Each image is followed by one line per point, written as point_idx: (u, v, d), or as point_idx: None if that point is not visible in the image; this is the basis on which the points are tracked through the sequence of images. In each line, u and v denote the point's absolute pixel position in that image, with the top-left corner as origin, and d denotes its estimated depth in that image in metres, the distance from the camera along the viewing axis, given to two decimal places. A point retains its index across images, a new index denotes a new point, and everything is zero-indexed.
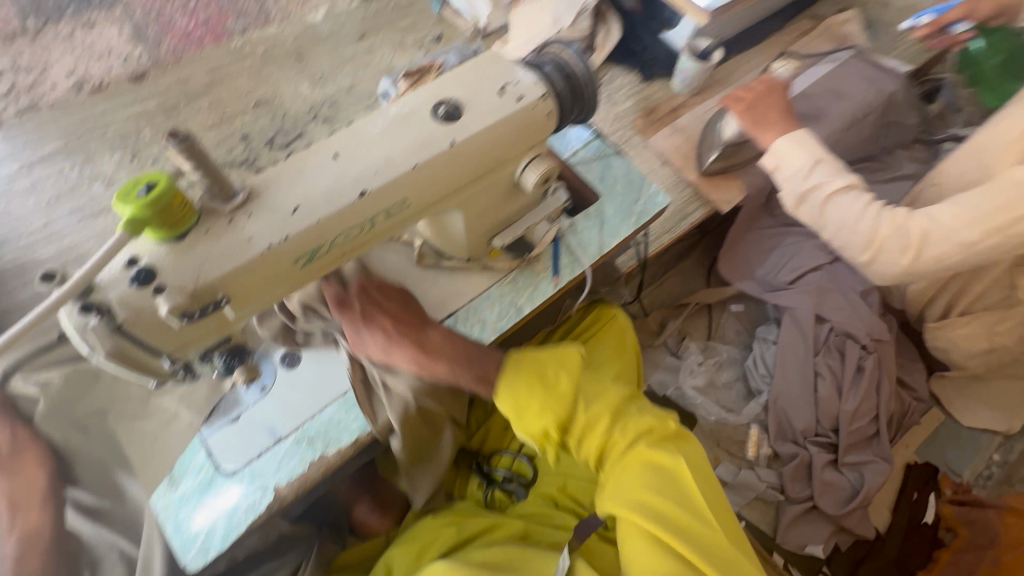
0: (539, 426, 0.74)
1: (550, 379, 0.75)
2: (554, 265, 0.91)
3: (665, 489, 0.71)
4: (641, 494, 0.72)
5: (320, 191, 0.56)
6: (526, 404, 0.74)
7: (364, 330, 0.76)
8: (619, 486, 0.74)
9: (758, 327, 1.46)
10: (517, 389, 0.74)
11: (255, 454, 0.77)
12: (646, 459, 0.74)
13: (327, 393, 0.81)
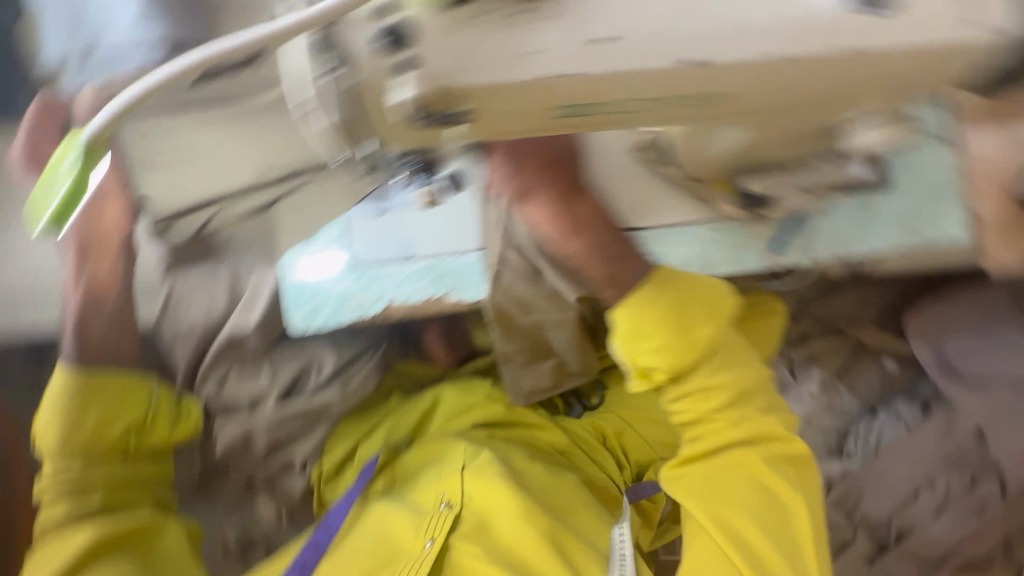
0: (649, 359, 0.62)
1: (692, 326, 0.62)
2: (777, 239, 0.76)
3: (760, 513, 0.65)
4: (730, 503, 0.65)
5: (667, 15, 0.33)
6: (648, 330, 0.61)
7: (506, 176, 0.56)
8: (706, 477, 0.67)
9: (897, 398, 1.24)
10: (649, 310, 0.61)
11: (382, 258, 0.75)
12: (753, 472, 0.66)
13: (471, 240, 0.74)
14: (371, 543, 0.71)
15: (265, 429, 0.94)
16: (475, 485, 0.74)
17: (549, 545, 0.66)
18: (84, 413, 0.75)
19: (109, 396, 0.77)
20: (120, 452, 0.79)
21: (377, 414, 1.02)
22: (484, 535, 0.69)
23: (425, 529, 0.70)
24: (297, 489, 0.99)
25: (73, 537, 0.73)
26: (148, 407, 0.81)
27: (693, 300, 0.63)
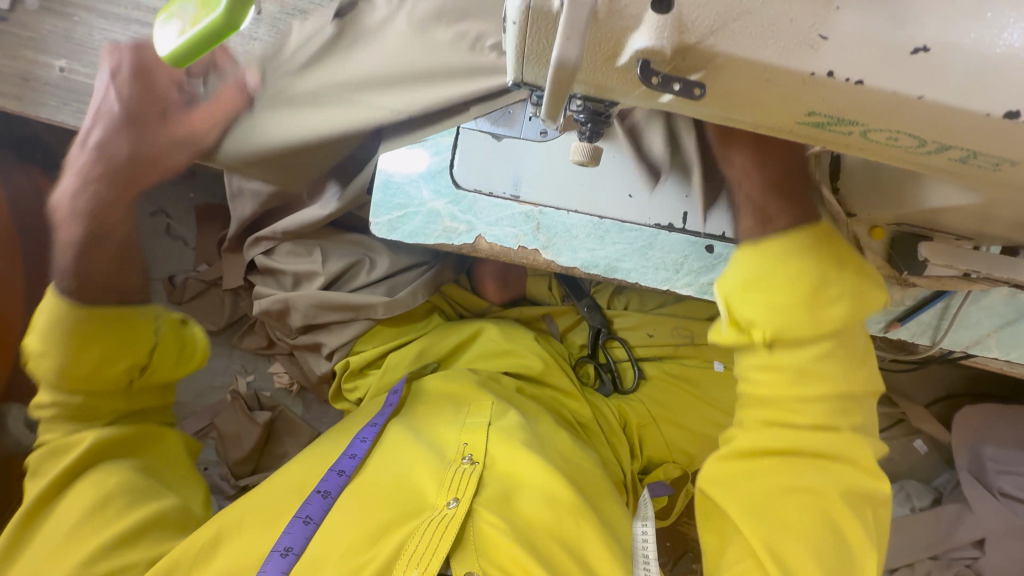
0: (754, 317, 0.51)
1: (824, 292, 0.51)
2: (909, 309, 0.68)
3: (827, 553, 0.51)
4: (790, 527, 0.52)
5: (967, 50, 0.30)
6: (774, 281, 0.50)
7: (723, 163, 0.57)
8: (763, 488, 0.53)
9: (912, 481, 1.20)
10: (778, 260, 0.50)
11: (486, 189, 0.67)
12: (825, 502, 0.52)
13: (586, 203, 0.67)
14: (391, 485, 0.65)
15: (303, 307, 0.92)
16: (502, 447, 0.70)
17: (574, 539, 0.62)
18: (81, 350, 0.62)
19: (110, 325, 0.63)
20: (121, 386, 0.66)
21: (413, 329, 0.98)
22: (506, 504, 0.64)
23: (447, 484, 0.65)
24: (318, 370, 0.99)
25: (70, 454, 0.63)
26: (154, 337, 0.67)
27: (830, 280, 0.51)
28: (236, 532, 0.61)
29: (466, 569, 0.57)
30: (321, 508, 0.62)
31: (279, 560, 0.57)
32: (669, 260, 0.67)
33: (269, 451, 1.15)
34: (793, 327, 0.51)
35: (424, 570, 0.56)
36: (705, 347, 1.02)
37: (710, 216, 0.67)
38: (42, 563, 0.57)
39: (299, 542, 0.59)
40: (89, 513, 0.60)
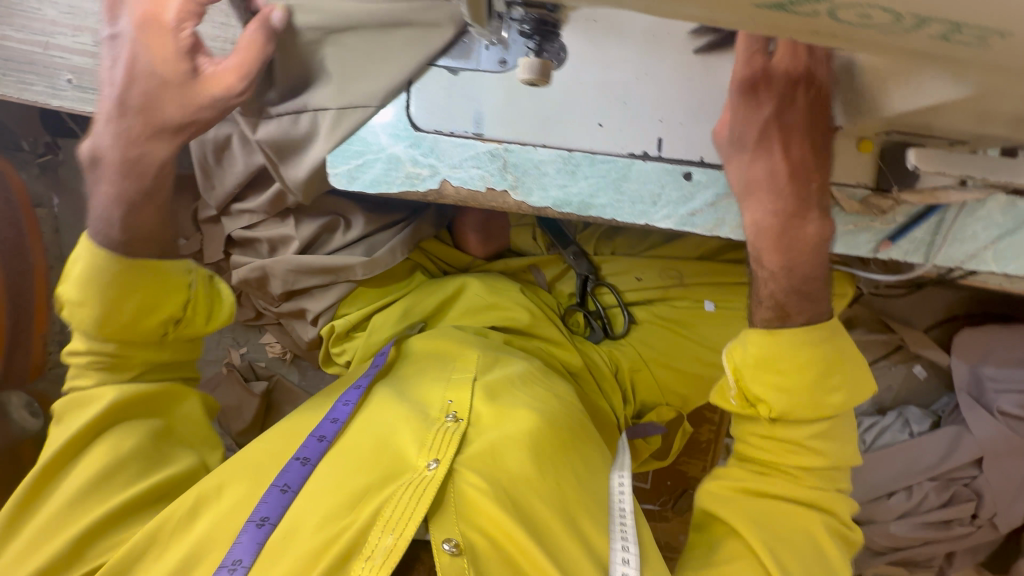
0: (765, 389, 0.61)
1: (828, 379, 0.60)
2: (900, 227, 0.64)
3: (812, 565, 0.58)
4: (787, 537, 0.59)
5: None
6: (780, 358, 0.59)
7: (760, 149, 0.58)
8: (763, 507, 0.62)
9: (912, 407, 1.20)
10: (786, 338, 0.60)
11: (448, 129, 0.63)
12: (815, 531, 0.60)
13: (554, 135, 0.63)
14: (373, 449, 0.62)
15: (281, 273, 0.89)
16: (487, 404, 0.68)
17: (555, 496, 0.61)
18: (118, 303, 0.64)
19: (154, 286, 0.65)
20: (156, 339, 0.68)
21: (394, 288, 0.95)
22: (490, 463, 0.62)
23: (429, 445, 0.62)
24: (306, 337, 0.97)
25: (95, 406, 0.64)
26: (187, 294, 0.68)
27: (829, 358, 0.60)
28: (216, 497, 0.59)
29: (446, 535, 0.55)
30: (301, 474, 0.60)
31: (254, 530, 0.55)
32: (645, 192, 0.63)
33: (270, 419, 1.17)
34: (799, 409, 0.60)
35: (400, 535, 0.54)
36: (693, 287, 0.98)
37: (686, 141, 0.63)
38: (39, 526, 0.57)
39: (276, 512, 0.57)
40: (97, 480, 0.60)
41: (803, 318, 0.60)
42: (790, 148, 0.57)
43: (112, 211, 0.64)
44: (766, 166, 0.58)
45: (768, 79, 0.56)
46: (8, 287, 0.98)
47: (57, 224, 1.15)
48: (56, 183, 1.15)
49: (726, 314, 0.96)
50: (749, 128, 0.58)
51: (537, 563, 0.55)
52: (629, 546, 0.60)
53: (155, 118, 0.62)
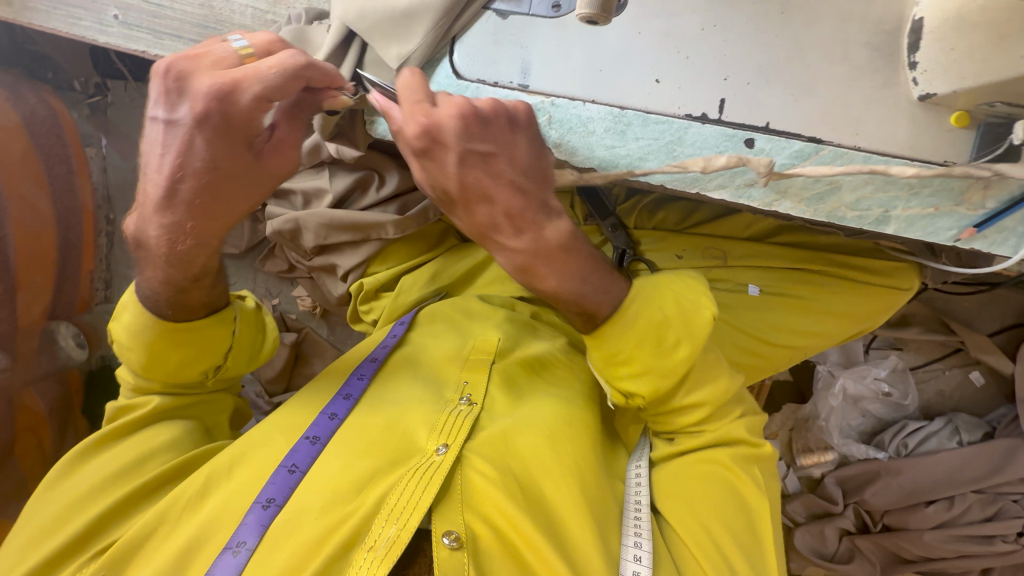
0: (627, 384, 0.61)
1: (667, 340, 0.59)
2: (990, 214, 0.56)
3: (733, 512, 0.59)
4: (704, 495, 0.60)
5: None
6: (618, 353, 0.59)
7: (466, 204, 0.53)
8: (676, 475, 0.62)
9: (964, 414, 1.12)
10: (625, 345, 0.58)
11: (493, 80, 0.61)
12: (725, 468, 0.62)
13: (603, 89, 0.59)
14: (382, 429, 0.60)
15: (313, 227, 0.88)
16: (505, 393, 0.66)
17: (567, 483, 0.58)
18: (162, 356, 0.64)
19: (181, 340, 0.64)
20: (197, 383, 0.69)
21: (423, 252, 0.91)
22: (504, 452, 0.59)
23: (440, 429, 0.60)
24: (335, 293, 0.97)
25: (140, 408, 0.66)
26: (229, 341, 0.68)
27: (661, 320, 0.59)
28: (224, 478, 0.58)
29: (448, 527, 0.54)
30: (309, 455, 0.59)
31: (260, 512, 0.54)
32: (701, 158, 0.57)
33: (299, 370, 1.19)
34: (658, 383, 0.60)
35: (404, 525, 0.52)
36: (738, 269, 0.87)
37: (751, 104, 0.57)
38: (73, 499, 0.59)
39: (283, 493, 0.55)
40: (126, 466, 0.62)
41: (614, 295, 0.59)
42: (494, 179, 0.52)
43: (169, 294, 0.62)
44: (482, 203, 0.52)
45: (440, 126, 0.50)
46: (60, 223, 1.02)
47: (105, 164, 1.20)
48: (105, 125, 1.19)
49: (774, 300, 0.86)
50: (449, 177, 0.52)
51: (547, 560, 0.53)
52: (642, 542, 0.57)
53: (219, 214, 0.58)
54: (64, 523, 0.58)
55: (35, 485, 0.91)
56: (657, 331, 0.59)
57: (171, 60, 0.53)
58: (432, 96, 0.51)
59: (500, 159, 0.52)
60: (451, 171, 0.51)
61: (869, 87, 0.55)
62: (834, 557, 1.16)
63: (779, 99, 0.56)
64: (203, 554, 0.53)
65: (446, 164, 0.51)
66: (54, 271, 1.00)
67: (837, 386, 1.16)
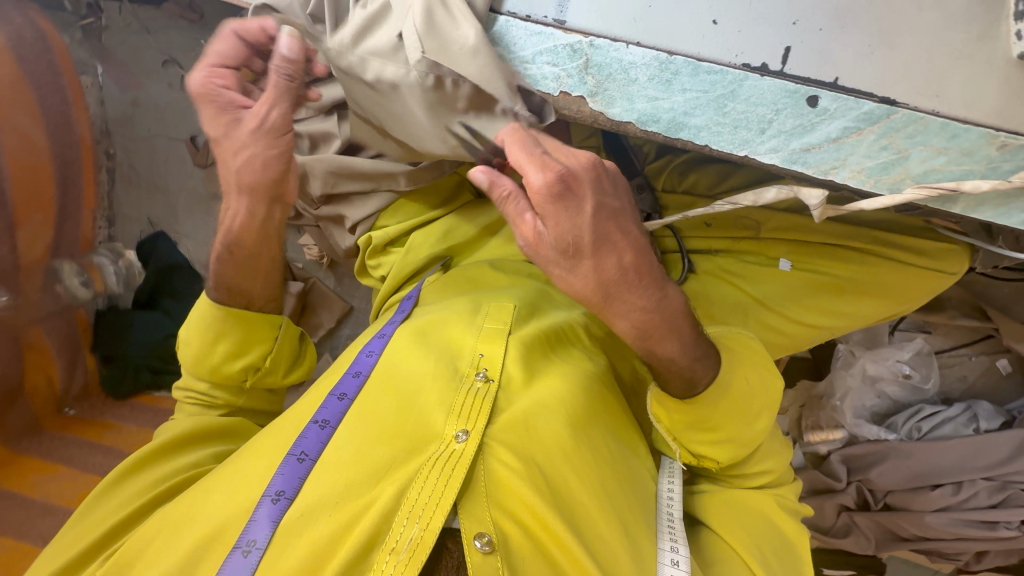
0: (704, 449, 0.62)
1: (752, 411, 0.62)
2: None
3: (772, 551, 0.61)
4: (748, 524, 0.63)
5: None
6: (703, 420, 0.60)
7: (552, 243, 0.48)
8: (735, 503, 0.65)
9: (984, 401, 1.10)
10: (712, 409, 0.59)
11: (524, 14, 0.55)
12: (774, 512, 0.65)
13: (649, 29, 0.52)
14: (396, 412, 0.57)
15: (320, 174, 0.82)
16: (522, 368, 0.62)
17: (596, 481, 0.57)
18: (212, 343, 0.69)
19: (233, 331, 0.69)
20: (236, 384, 0.71)
21: (437, 205, 0.85)
22: (522, 435, 0.57)
23: (458, 412, 0.57)
24: (343, 245, 0.92)
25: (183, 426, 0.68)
26: (270, 346, 0.72)
27: (735, 397, 0.61)
28: (233, 470, 0.57)
29: (478, 528, 0.51)
30: (318, 441, 0.56)
31: (270, 506, 0.51)
32: (754, 116, 0.52)
33: (306, 320, 1.17)
34: (735, 451, 0.62)
35: (426, 526, 0.50)
36: (767, 241, 0.83)
37: (820, 54, 0.49)
38: (117, 501, 0.61)
39: (292, 485, 0.53)
40: (152, 483, 0.62)
41: (706, 375, 0.59)
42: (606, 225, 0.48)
43: (227, 281, 0.70)
44: (556, 265, 0.49)
45: (573, 173, 0.46)
46: (57, 157, 0.97)
47: (102, 96, 1.10)
48: (100, 51, 1.10)
49: (808, 276, 0.81)
50: (531, 230, 0.48)
51: (576, 558, 0.52)
52: (678, 547, 0.58)
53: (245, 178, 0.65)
54: (94, 529, 0.58)
55: (45, 420, 0.89)
56: (742, 409, 0.61)
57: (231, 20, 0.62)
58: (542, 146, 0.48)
59: (583, 212, 0.47)
60: (532, 224, 0.48)
61: (962, 40, 0.48)
62: (830, 530, 1.17)
63: (852, 48, 0.49)
64: (208, 559, 0.51)
65: (535, 216, 0.48)
66: (53, 207, 0.95)
67: (856, 366, 1.14)
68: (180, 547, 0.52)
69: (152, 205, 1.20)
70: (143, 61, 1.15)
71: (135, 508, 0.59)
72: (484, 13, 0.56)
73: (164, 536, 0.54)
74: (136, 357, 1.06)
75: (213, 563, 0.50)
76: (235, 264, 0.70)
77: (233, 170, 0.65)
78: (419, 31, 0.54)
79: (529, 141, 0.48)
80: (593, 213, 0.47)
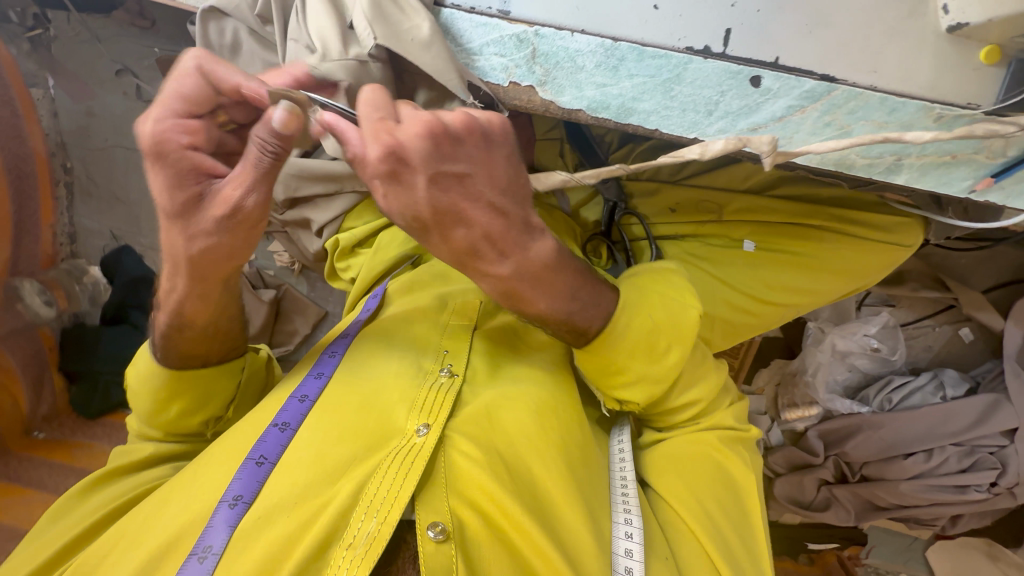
0: (620, 392, 0.61)
1: (659, 347, 0.60)
2: (1011, 162, 0.52)
3: (745, 521, 0.62)
4: (719, 497, 0.62)
5: None
6: (611, 365, 0.59)
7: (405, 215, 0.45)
8: (712, 478, 0.63)
9: (950, 370, 1.13)
10: (613, 353, 0.58)
11: (469, 7, 0.55)
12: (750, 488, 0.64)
13: (591, 16, 0.52)
14: (359, 409, 0.57)
15: (283, 178, 0.81)
16: (486, 362, 0.64)
17: (556, 465, 0.57)
18: (167, 404, 0.63)
19: (186, 386, 0.63)
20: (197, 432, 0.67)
21: None
22: (486, 428, 0.58)
23: (420, 407, 0.58)
24: (311, 249, 0.90)
25: (136, 452, 0.66)
26: (234, 390, 0.67)
27: (634, 341, 0.58)
28: (191, 478, 0.56)
29: (433, 518, 0.51)
30: (278, 444, 0.56)
31: (227, 511, 0.51)
32: (701, 98, 0.52)
33: (281, 328, 1.16)
34: (652, 390, 0.61)
35: (384, 520, 0.50)
36: (730, 223, 0.84)
37: (759, 35, 0.50)
38: (70, 522, 0.59)
39: (251, 489, 0.52)
40: (104, 501, 0.60)
41: (598, 319, 0.56)
42: (472, 201, 0.45)
43: (179, 347, 0.62)
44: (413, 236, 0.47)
45: (405, 144, 0.41)
46: (10, 171, 0.94)
47: (55, 108, 1.10)
48: (49, 63, 1.08)
49: (769, 257, 0.83)
50: (392, 203, 0.44)
51: (535, 542, 0.52)
52: (632, 519, 0.58)
53: (203, 265, 0.56)
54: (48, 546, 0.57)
55: (12, 443, 0.88)
56: (650, 350, 0.59)
57: (194, 57, 0.50)
58: (396, 109, 0.43)
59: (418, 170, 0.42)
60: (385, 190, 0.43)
61: (894, 16, 0.49)
62: (811, 505, 1.19)
63: (791, 29, 0.50)
64: (168, 563, 0.49)
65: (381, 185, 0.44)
66: (9, 224, 0.93)
67: (826, 342, 1.16)
68: (136, 556, 0.51)
69: (115, 218, 1.17)
70: (96, 71, 1.11)
71: (80, 531, 0.57)
72: (430, 4, 0.55)
73: (121, 550, 0.52)
74: (104, 373, 1.01)
75: (169, 572, 0.49)
76: (187, 338, 0.62)
77: (186, 252, 0.54)
78: (368, 18, 0.54)
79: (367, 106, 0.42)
80: (430, 185, 0.43)
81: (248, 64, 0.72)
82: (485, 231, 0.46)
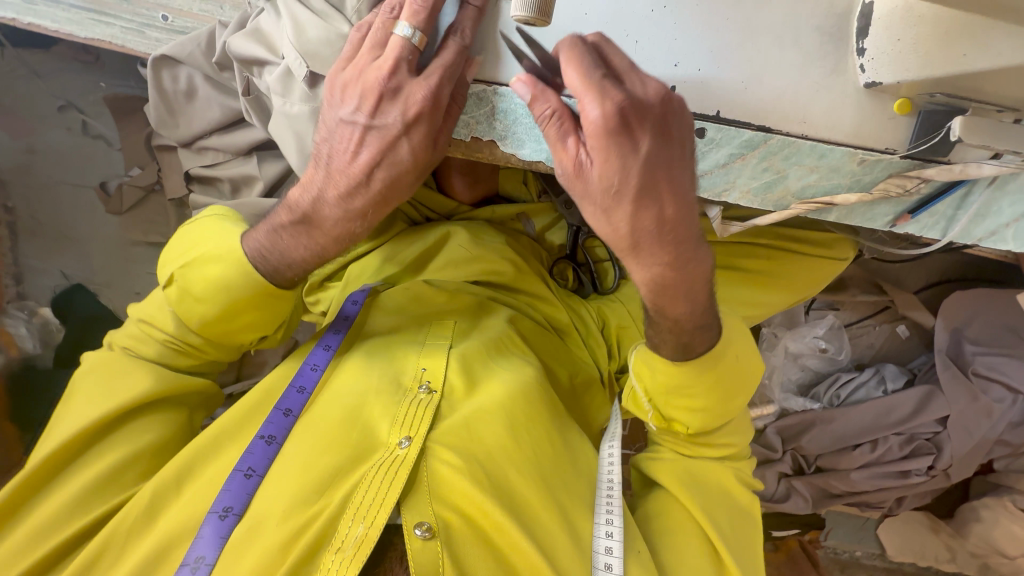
0: (676, 411, 0.65)
1: (731, 389, 0.64)
2: (924, 200, 0.58)
3: (726, 510, 0.66)
4: (709, 489, 0.66)
5: None
6: (684, 388, 0.63)
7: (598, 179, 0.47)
8: (702, 473, 0.68)
9: (889, 364, 1.23)
10: (695, 381, 0.62)
11: None
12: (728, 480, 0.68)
13: None
14: (343, 423, 0.60)
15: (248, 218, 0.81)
16: (463, 378, 0.66)
17: (532, 469, 0.60)
18: (237, 317, 0.62)
19: (272, 305, 0.62)
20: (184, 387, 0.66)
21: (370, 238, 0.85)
22: (465, 438, 0.60)
23: (402, 421, 0.61)
24: None
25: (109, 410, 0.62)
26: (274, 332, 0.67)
27: (728, 374, 0.63)
28: (176, 490, 0.58)
29: (419, 518, 0.55)
30: (265, 456, 0.59)
31: (217, 523, 0.55)
32: None
33: (248, 360, 1.13)
34: (710, 422, 0.65)
35: (371, 523, 0.53)
36: None
37: (701, 91, 0.54)
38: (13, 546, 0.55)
39: (241, 500, 0.56)
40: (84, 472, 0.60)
41: (706, 341, 0.61)
42: (670, 186, 0.47)
43: (295, 241, 0.59)
44: (594, 201, 0.48)
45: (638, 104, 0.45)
46: None
47: None
48: None
49: (729, 277, 0.87)
50: (568, 158, 0.48)
51: (513, 541, 0.55)
52: (613, 519, 0.60)
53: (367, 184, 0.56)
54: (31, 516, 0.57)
55: None
56: (725, 383, 0.63)
57: None
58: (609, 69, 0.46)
59: (636, 156, 0.45)
60: (574, 151, 0.47)
61: (820, 73, 0.54)
62: (773, 497, 1.21)
63: (728, 85, 0.54)
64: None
65: (578, 144, 0.47)
66: None
67: (779, 346, 1.23)
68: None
69: (65, 258, 1.10)
70: (36, 107, 1.06)
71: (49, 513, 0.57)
72: None
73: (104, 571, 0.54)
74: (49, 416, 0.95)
75: None
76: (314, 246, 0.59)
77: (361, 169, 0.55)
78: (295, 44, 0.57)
79: (589, 62, 0.45)
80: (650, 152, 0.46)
81: (204, 108, 0.80)
82: (659, 212, 0.48)
